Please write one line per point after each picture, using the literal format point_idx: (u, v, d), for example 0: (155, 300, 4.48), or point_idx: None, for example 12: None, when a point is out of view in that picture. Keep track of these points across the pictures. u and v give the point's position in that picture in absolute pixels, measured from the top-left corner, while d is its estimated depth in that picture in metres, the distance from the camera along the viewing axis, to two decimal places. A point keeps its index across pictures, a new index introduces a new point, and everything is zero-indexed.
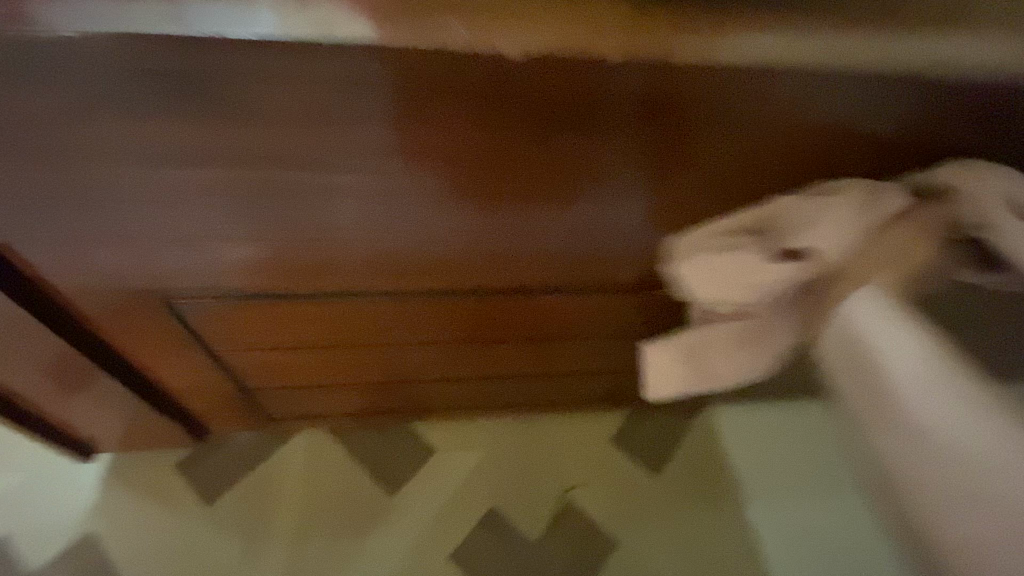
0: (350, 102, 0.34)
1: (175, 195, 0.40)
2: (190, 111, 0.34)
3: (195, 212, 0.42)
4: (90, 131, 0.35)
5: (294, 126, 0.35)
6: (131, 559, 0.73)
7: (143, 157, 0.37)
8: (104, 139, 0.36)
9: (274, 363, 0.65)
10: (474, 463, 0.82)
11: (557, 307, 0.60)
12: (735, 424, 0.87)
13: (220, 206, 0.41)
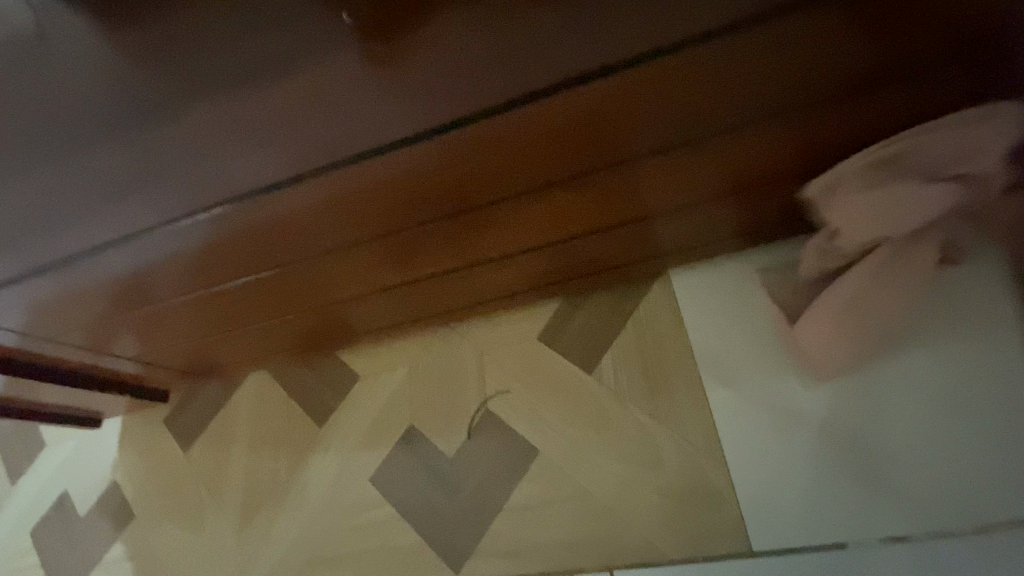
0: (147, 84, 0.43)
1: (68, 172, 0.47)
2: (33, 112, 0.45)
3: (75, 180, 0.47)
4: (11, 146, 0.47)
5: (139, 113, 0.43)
6: (139, 497, 0.85)
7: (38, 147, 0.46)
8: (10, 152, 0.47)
9: (184, 316, 0.68)
10: (398, 384, 0.77)
11: (440, 182, 0.47)
12: (698, 289, 0.68)
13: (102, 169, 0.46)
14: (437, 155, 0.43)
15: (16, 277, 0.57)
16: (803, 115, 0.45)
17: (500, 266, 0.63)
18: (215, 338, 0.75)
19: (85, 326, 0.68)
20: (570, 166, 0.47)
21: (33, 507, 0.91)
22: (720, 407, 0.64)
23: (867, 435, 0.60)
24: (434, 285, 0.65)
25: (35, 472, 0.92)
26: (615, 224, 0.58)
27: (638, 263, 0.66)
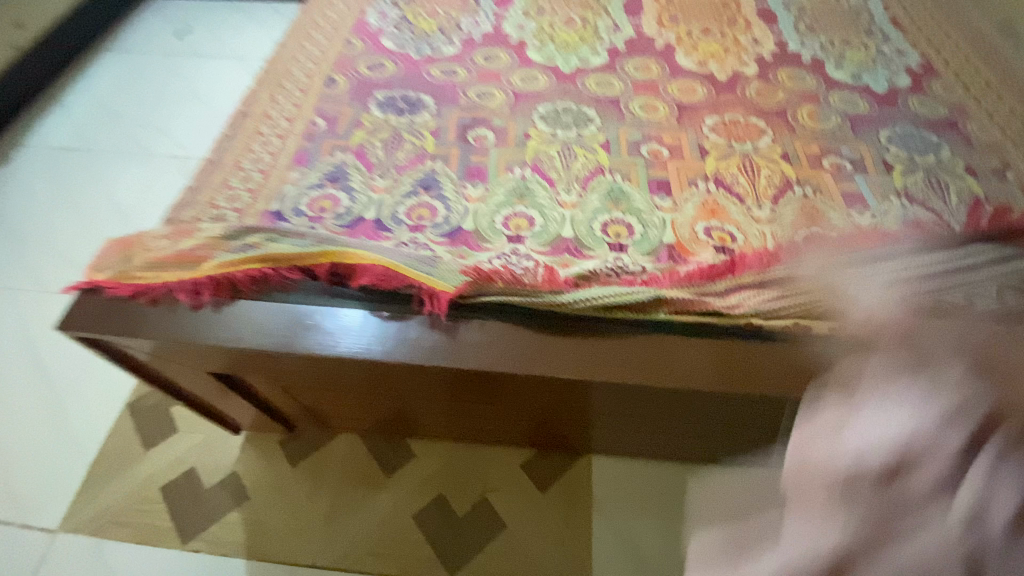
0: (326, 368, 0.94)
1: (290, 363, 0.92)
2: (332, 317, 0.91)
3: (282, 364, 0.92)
4: (296, 320, 0.90)
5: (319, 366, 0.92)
6: (253, 484, 1.41)
7: (294, 327, 0.89)
8: (296, 319, 0.90)
9: (345, 401, 1.32)
10: (436, 466, 1.44)
11: (459, 399, 1.23)
12: (605, 469, 1.45)
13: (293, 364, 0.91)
14: (456, 395, 1.21)
15: (284, 372, 1.14)
16: (583, 418, 1.25)
17: (494, 428, 1.38)
18: (342, 413, 1.38)
19: (292, 391, 1.27)
20: (539, 413, 1.26)
21: (169, 470, 1.43)
22: (597, 531, 1.36)
23: (658, 563, 1.32)
24: (470, 428, 1.39)
25: (180, 447, 1.46)
26: (554, 433, 1.37)
27: (562, 448, 1.44)
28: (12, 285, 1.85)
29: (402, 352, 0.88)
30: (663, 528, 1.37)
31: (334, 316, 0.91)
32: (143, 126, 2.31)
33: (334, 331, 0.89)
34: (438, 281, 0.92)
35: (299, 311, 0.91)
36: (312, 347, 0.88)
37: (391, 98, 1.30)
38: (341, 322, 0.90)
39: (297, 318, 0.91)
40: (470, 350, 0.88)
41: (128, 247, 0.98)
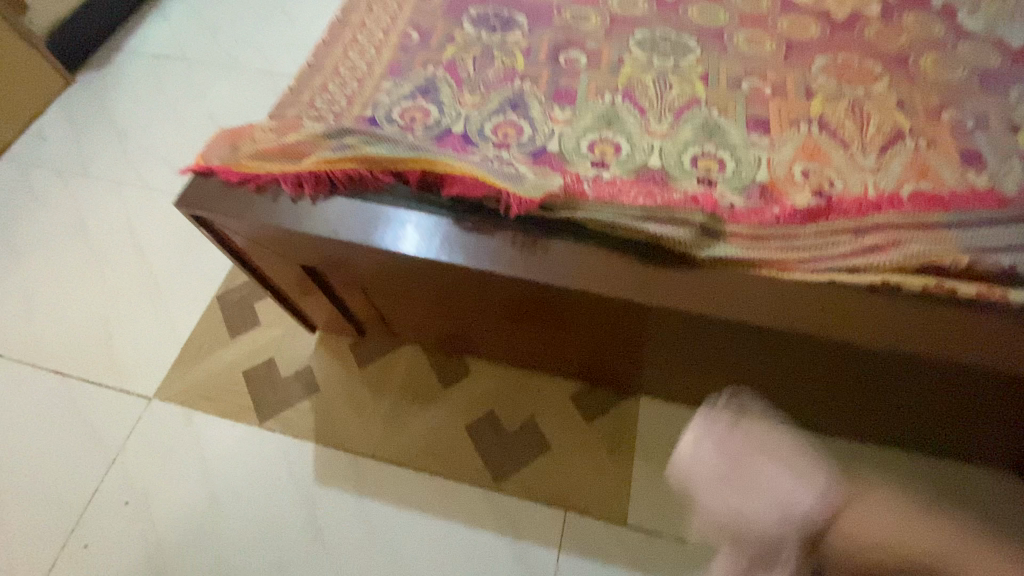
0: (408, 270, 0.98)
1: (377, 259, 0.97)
2: (417, 219, 0.95)
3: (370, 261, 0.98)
4: (384, 218, 0.95)
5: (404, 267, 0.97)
6: (325, 379, 1.54)
7: (382, 224, 0.95)
8: (384, 217, 0.95)
9: (414, 312, 1.40)
10: (489, 385, 1.51)
11: (522, 322, 1.28)
12: (654, 412, 1.47)
13: (380, 262, 0.98)
14: (520, 318, 1.25)
15: (365, 275, 1.21)
16: (642, 356, 1.27)
17: (551, 357, 1.42)
18: (411, 324, 1.47)
19: (368, 295, 1.35)
20: (598, 346, 1.29)
21: (252, 358, 1.58)
22: (638, 469, 1.40)
23: (697, 506, 1.35)
24: (527, 354, 1.44)
25: (262, 338, 1.61)
26: (609, 369, 1.40)
27: (614, 386, 1.48)
28: (117, 180, 2.00)
29: (479, 259, 0.91)
30: None
31: (419, 218, 0.95)
32: (235, 43, 2.39)
33: (418, 233, 0.94)
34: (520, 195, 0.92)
35: (388, 210, 0.96)
36: (398, 244, 0.93)
37: (484, 14, 1.28)
38: (426, 224, 0.95)
39: (385, 216, 0.96)
40: (545, 263, 0.90)
41: (237, 138, 1.05)
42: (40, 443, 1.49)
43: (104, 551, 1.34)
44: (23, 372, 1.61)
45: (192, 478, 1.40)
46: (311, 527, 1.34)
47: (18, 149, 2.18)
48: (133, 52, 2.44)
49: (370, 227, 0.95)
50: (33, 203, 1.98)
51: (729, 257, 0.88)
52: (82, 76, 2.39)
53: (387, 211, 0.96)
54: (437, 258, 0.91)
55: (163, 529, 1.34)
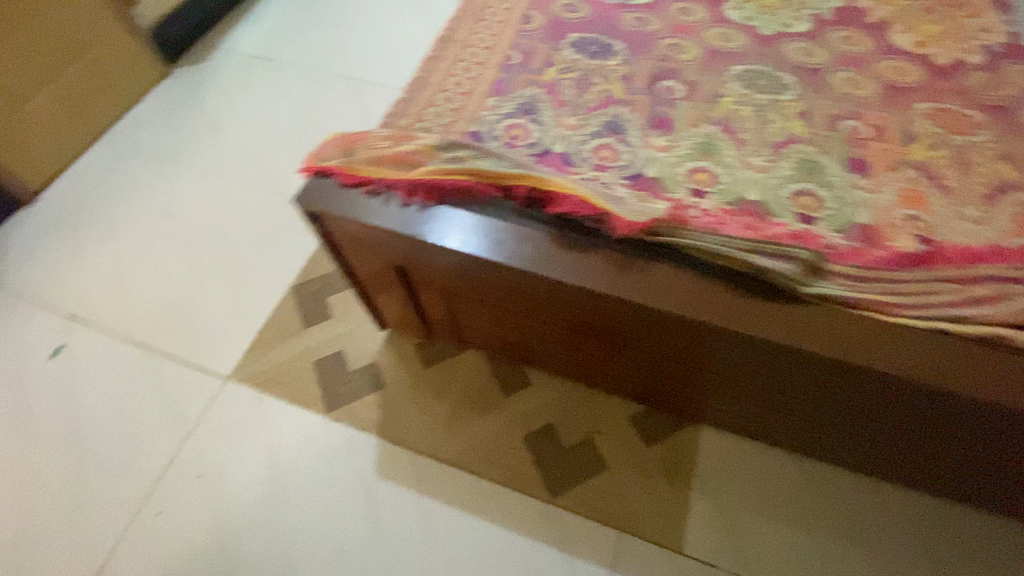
0: (504, 279, 1.02)
1: (474, 266, 1.02)
2: (518, 230, 0.99)
3: (468, 268, 1.03)
4: (487, 226, 1.00)
5: (501, 276, 1.02)
6: (391, 376, 1.59)
7: (485, 232, 0.99)
8: (487, 226, 1.00)
9: (487, 320, 1.43)
10: (550, 399, 1.53)
11: (595, 340, 1.29)
12: (714, 442, 1.46)
13: (477, 268, 1.02)
14: (594, 336, 1.27)
15: (450, 279, 1.25)
16: (713, 385, 1.27)
17: (615, 377, 1.43)
18: (480, 331, 1.50)
19: (445, 299, 1.39)
20: (668, 371, 1.30)
21: (322, 349, 1.64)
22: (695, 499, 1.39)
23: (752, 542, 1.34)
24: (592, 372, 1.46)
25: (333, 331, 1.67)
26: (673, 395, 1.41)
27: (674, 411, 1.48)
28: (204, 168, 2.09)
29: (575, 274, 0.95)
30: (764, 511, 1.37)
31: (521, 230, 0.99)
32: (320, 47, 2.49)
33: (519, 244, 0.98)
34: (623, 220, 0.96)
35: (490, 219, 1.01)
36: (500, 252, 0.97)
37: (584, 39, 1.32)
38: (527, 236, 0.99)
39: (488, 225, 1.00)
40: (641, 285, 0.93)
41: (352, 143, 1.11)
42: (121, 411, 1.57)
43: (175, 520, 1.40)
44: (108, 343, 1.69)
45: (262, 459, 1.46)
46: (371, 519, 1.38)
47: (116, 134, 2.27)
48: (225, 48, 2.54)
49: (473, 233, 0.99)
50: (126, 184, 2.08)
51: (832, 294, 0.89)
52: (177, 68, 2.49)
53: (489, 220, 1.01)
54: (537, 271, 0.95)
55: (232, 505, 1.40)
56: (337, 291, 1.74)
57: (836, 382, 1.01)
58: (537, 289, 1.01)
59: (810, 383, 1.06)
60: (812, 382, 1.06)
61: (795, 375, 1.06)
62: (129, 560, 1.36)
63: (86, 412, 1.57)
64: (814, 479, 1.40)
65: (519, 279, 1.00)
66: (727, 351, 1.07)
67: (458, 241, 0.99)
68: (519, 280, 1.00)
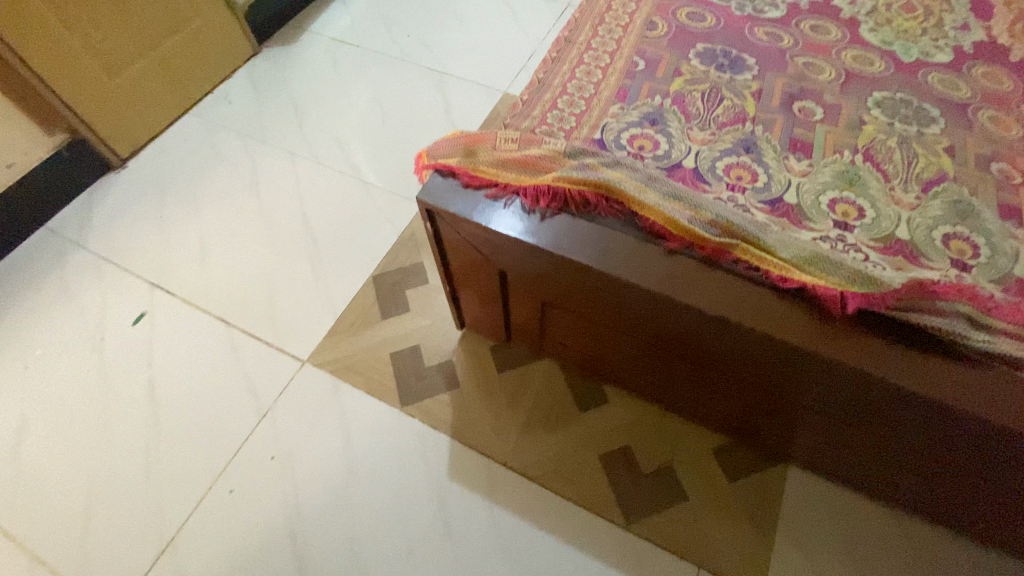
0: (625, 299, 0.97)
1: (594, 282, 0.97)
2: (648, 248, 0.94)
3: (588, 282, 0.98)
4: (614, 242, 0.95)
5: (622, 295, 0.96)
6: (464, 377, 1.56)
7: (612, 248, 0.94)
8: (614, 241, 0.95)
9: (574, 333, 1.38)
10: (627, 420, 1.47)
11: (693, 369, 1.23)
12: (799, 484, 1.39)
13: (598, 284, 0.97)
14: (694, 365, 1.21)
15: (551, 289, 1.20)
16: (817, 428, 1.19)
17: (702, 406, 1.37)
18: (564, 343, 1.45)
19: (536, 308, 1.35)
20: (768, 409, 1.22)
21: (398, 342, 1.63)
22: (777, 544, 1.32)
23: None
24: (677, 398, 1.40)
25: (409, 325, 1.66)
26: (763, 432, 1.34)
27: (759, 447, 1.41)
28: (289, 151, 2.10)
29: (709, 302, 0.89)
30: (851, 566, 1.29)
31: (649, 249, 0.94)
32: (407, 37, 2.49)
33: (648, 263, 0.93)
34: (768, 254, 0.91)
35: (617, 235, 0.96)
36: (629, 271, 0.92)
37: (711, 51, 1.26)
38: (656, 255, 0.94)
39: (614, 240, 0.95)
40: (780, 321, 0.87)
41: (473, 142, 1.08)
42: (198, 385, 1.58)
43: (248, 499, 1.40)
44: (190, 315, 1.71)
45: (335, 449, 1.47)
46: (440, 521, 1.36)
47: (204, 109, 2.24)
48: (313, 32, 2.54)
49: (599, 247, 0.95)
50: (212, 158, 2.09)
51: (1001, 351, 0.82)
52: (267, 49, 2.48)
53: (615, 235, 0.96)
54: (669, 294, 0.90)
55: (305, 489, 1.42)
56: (414, 286, 1.75)
57: (977, 446, 0.94)
58: (660, 312, 0.95)
59: (941, 443, 0.99)
60: (943, 442, 0.99)
61: (925, 433, 0.98)
62: (199, 534, 1.36)
63: (165, 381, 1.58)
64: (907, 537, 1.31)
65: (643, 300, 0.95)
66: (851, 399, 1.00)
67: (583, 255, 0.94)
68: (643, 302, 0.95)
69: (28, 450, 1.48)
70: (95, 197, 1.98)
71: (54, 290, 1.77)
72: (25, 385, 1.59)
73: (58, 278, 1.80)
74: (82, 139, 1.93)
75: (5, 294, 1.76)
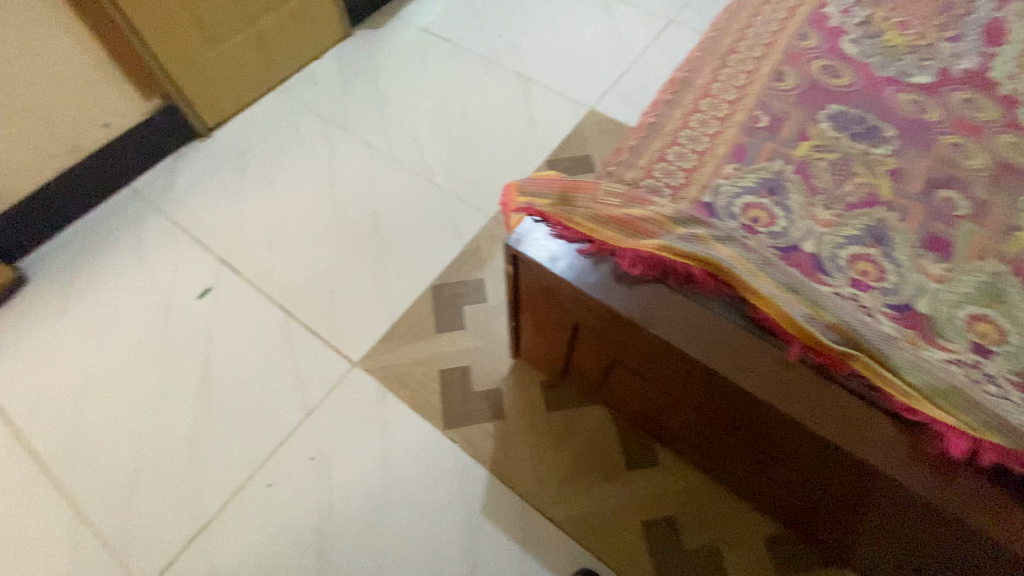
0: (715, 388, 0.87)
1: (684, 363, 0.88)
2: (755, 342, 0.85)
3: (676, 362, 0.89)
4: (717, 326, 0.86)
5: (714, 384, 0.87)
6: (511, 409, 1.51)
7: (714, 333, 0.86)
8: (718, 325, 0.86)
9: (637, 392, 1.30)
10: (676, 487, 1.39)
11: (762, 461, 1.13)
12: None
13: (688, 367, 0.88)
14: (764, 458, 1.10)
15: (623, 353, 1.12)
16: (895, 553, 1.07)
17: (763, 495, 1.26)
18: (623, 398, 1.37)
19: (600, 360, 1.27)
20: (841, 518, 1.11)
21: (449, 360, 1.59)
22: None
23: None
24: (735, 479, 1.29)
25: (463, 344, 1.62)
26: (828, 537, 1.22)
27: (817, 548, 1.30)
28: (366, 141, 2.09)
29: (817, 418, 0.80)
30: None
31: (756, 343, 0.85)
32: (500, 35, 2.41)
33: (754, 359, 0.84)
34: (894, 376, 0.81)
35: (721, 318, 0.87)
36: (730, 363, 0.83)
37: (845, 115, 1.14)
38: (763, 352, 0.85)
39: (718, 324, 0.86)
40: (897, 456, 0.77)
41: (570, 190, 1.01)
42: (250, 370, 1.59)
43: (284, 497, 1.41)
44: (252, 297, 1.73)
45: (373, 461, 1.45)
46: (467, 559, 1.32)
47: (291, 87, 2.26)
48: (407, 19, 2.50)
49: (699, 330, 0.86)
50: (293, 139, 2.10)
51: None
52: (358, 31, 2.45)
53: (721, 318, 0.87)
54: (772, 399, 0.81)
55: (339, 498, 1.40)
56: (473, 302, 1.70)
57: None
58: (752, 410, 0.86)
59: None
60: None
61: None
62: (233, 524, 1.38)
63: (221, 361, 1.61)
64: None
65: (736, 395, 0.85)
66: (952, 541, 0.88)
67: (681, 334, 0.86)
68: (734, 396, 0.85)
69: (89, 406, 1.54)
70: (179, 163, 2.03)
71: (130, 250, 1.82)
72: (93, 341, 1.64)
73: (134, 239, 1.85)
74: (174, 106, 1.97)
75: (84, 247, 1.82)
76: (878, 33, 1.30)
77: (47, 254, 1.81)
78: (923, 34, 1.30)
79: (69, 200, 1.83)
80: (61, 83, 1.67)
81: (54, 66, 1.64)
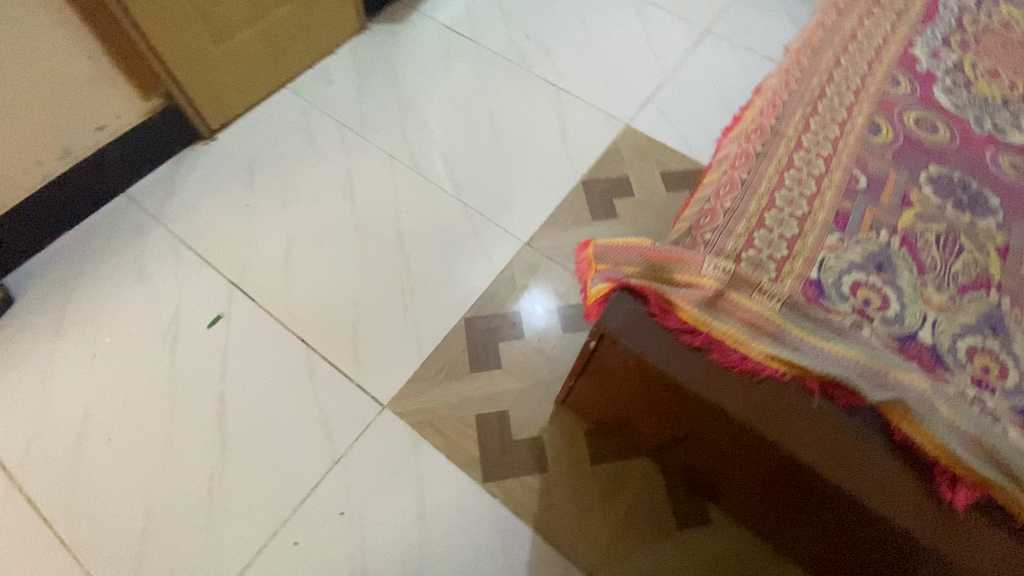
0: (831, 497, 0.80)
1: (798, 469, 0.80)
2: (883, 452, 0.77)
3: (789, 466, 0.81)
4: (841, 432, 0.78)
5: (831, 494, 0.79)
6: (554, 461, 1.42)
7: (838, 440, 0.78)
8: (842, 432, 0.78)
9: (698, 458, 1.22)
10: (730, 548, 1.33)
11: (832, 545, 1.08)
12: None
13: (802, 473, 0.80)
14: (837, 543, 1.06)
15: (700, 430, 1.04)
16: None
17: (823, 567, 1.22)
18: (679, 457, 1.29)
19: (664, 428, 1.18)
20: None
21: (486, 404, 1.49)
22: None
23: None
24: (795, 548, 1.24)
25: (501, 386, 1.52)
26: None
27: None
28: (389, 152, 1.93)
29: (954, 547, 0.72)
30: None
31: (884, 455, 0.77)
32: (528, 37, 2.25)
33: (882, 474, 0.76)
34: None
35: (845, 424, 0.79)
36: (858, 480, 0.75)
37: (947, 178, 1.06)
38: (892, 465, 0.77)
39: (842, 431, 0.79)
40: None
41: (664, 264, 0.91)
42: (271, 411, 1.47)
43: (313, 558, 1.30)
44: (270, 327, 1.59)
45: (410, 517, 1.35)
46: None
47: (303, 86, 2.07)
48: (427, 14, 2.31)
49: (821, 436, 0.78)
50: (307, 146, 1.93)
51: None
52: (375, 25, 2.26)
53: (844, 423, 0.79)
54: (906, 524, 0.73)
55: (374, 558, 1.31)
56: (510, 339, 1.59)
57: None
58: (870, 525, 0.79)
59: None
60: None
61: None
62: None
63: (237, 401, 1.47)
64: None
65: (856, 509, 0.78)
66: None
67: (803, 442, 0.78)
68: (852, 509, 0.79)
69: (91, 453, 1.39)
70: (180, 169, 1.84)
71: (129, 270, 1.65)
72: (91, 376, 1.48)
73: (132, 256, 1.67)
74: (176, 107, 1.77)
75: (76, 265, 1.64)
76: (970, 81, 1.22)
77: (35, 271, 1.62)
78: (1014, 84, 1.23)
79: (58, 211, 1.64)
80: (52, 85, 1.47)
81: (46, 67, 1.43)
